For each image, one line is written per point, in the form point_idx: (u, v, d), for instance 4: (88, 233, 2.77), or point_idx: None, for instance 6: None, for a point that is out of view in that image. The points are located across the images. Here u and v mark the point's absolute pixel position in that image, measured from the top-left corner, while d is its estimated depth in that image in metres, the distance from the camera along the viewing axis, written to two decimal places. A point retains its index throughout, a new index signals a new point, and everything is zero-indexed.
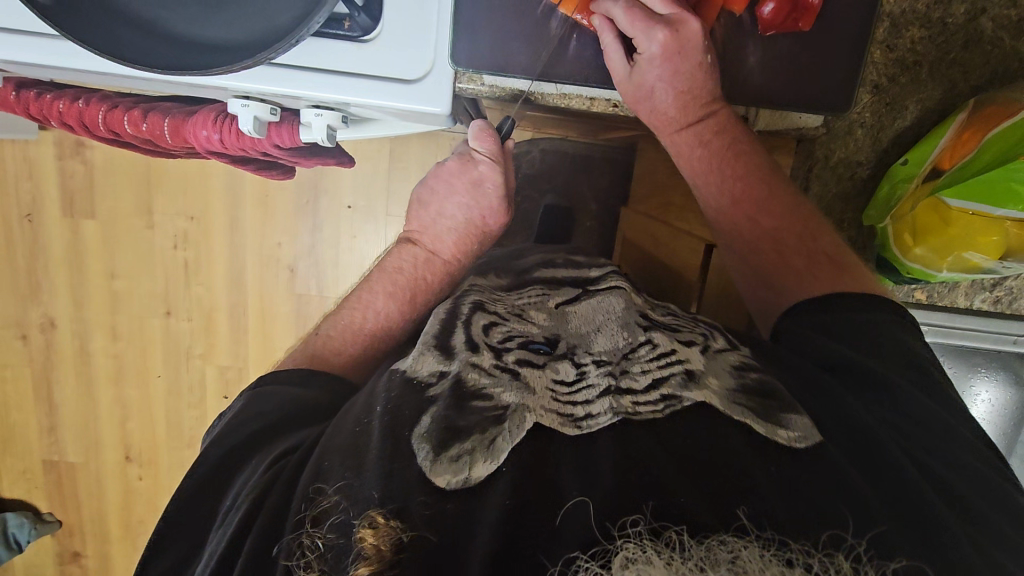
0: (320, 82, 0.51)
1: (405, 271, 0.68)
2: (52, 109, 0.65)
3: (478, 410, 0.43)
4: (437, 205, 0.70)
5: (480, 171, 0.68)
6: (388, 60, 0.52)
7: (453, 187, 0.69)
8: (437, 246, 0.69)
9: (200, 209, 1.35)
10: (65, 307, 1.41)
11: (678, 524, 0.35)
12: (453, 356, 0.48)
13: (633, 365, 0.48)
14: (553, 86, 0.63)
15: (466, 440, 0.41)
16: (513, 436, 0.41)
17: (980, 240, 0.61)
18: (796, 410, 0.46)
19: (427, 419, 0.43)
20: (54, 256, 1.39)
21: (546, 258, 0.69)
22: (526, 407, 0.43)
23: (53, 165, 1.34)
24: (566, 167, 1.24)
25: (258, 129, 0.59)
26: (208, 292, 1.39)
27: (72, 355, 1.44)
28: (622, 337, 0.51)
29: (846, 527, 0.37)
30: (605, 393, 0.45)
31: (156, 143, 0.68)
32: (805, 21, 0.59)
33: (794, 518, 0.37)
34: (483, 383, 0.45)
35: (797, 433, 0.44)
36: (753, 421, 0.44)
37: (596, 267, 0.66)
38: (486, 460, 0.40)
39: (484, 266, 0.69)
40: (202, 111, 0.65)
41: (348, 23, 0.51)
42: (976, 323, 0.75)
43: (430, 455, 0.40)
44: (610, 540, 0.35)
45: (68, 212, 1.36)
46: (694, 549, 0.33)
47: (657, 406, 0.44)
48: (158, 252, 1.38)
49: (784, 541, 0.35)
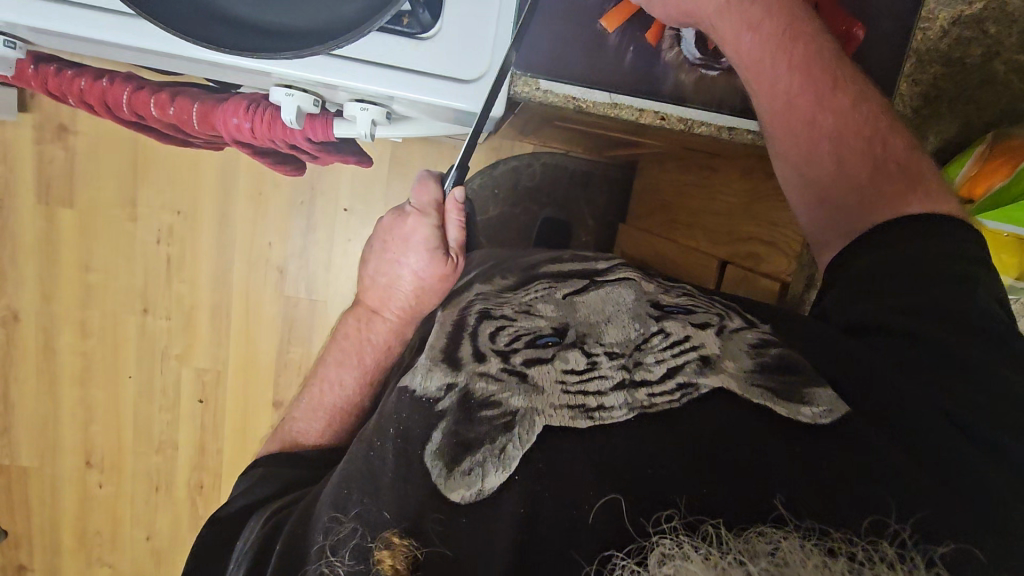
0: (375, 73, 0.51)
1: (352, 343, 0.60)
2: (72, 87, 0.62)
3: (487, 419, 0.41)
4: (375, 265, 0.61)
5: (409, 224, 0.58)
6: (445, 57, 0.52)
7: (386, 244, 0.59)
8: (379, 307, 0.60)
9: (188, 204, 1.30)
10: (31, 301, 1.34)
11: (714, 518, 0.35)
12: (461, 366, 0.45)
13: (647, 355, 0.43)
14: (606, 95, 0.57)
15: (476, 452, 0.40)
16: (523, 443, 0.39)
17: (1006, 260, 0.64)
18: (817, 382, 0.43)
19: (439, 435, 0.42)
20: (23, 246, 1.31)
21: (555, 256, 0.62)
22: (534, 410, 0.41)
23: (30, 149, 1.27)
24: (564, 182, 1.28)
25: (298, 118, 0.58)
26: (191, 290, 1.34)
27: (35, 352, 1.36)
28: (633, 327, 0.46)
29: (889, 513, 0.36)
30: (618, 386, 0.41)
31: (180, 128, 0.66)
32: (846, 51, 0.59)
33: (839, 510, 0.36)
34: (492, 390, 0.43)
35: (821, 408, 0.41)
36: (771, 403, 0.41)
37: (602, 262, 0.60)
38: (497, 470, 0.39)
39: (489, 266, 0.61)
40: (232, 98, 0.63)
41: (408, 19, 0.51)
42: None
43: (444, 471, 0.40)
44: (645, 536, 0.35)
45: (44, 200, 1.29)
46: (733, 542, 0.33)
47: (673, 395, 0.41)
48: (139, 247, 1.32)
49: (822, 529, 0.35)
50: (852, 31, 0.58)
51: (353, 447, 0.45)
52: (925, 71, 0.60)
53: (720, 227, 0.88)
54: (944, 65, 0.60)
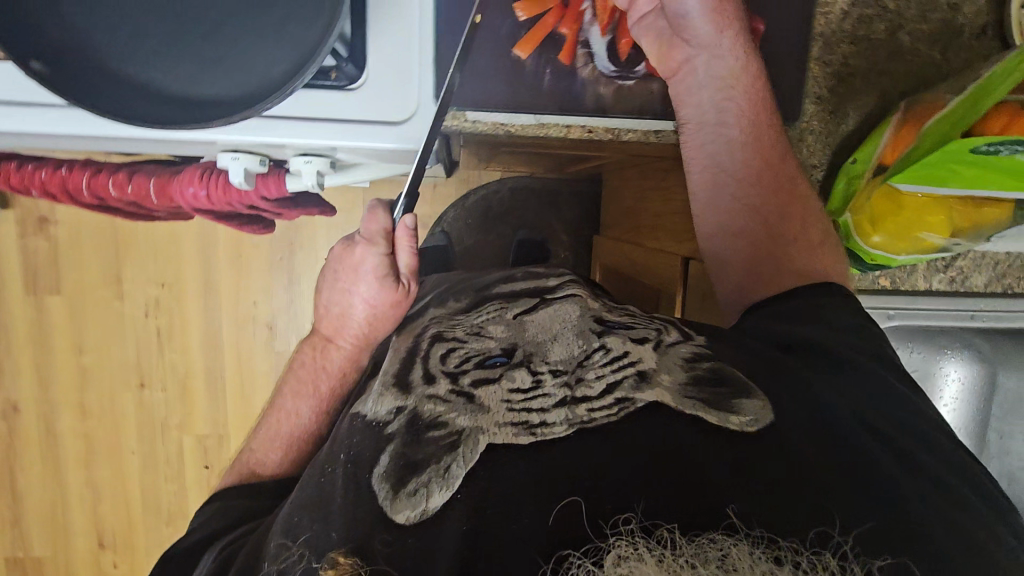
0: (314, 127, 0.54)
1: (308, 367, 0.58)
2: (34, 179, 0.65)
3: (433, 439, 0.40)
4: (328, 294, 0.58)
5: (358, 255, 0.56)
6: (376, 104, 0.54)
7: (337, 275, 0.58)
8: (332, 334, 0.58)
9: (172, 275, 1.33)
10: (29, 390, 1.35)
11: (669, 522, 0.35)
12: (411, 390, 0.44)
13: (590, 370, 0.43)
14: (533, 116, 0.59)
15: (422, 472, 0.38)
16: (467, 461, 0.38)
17: (932, 222, 0.58)
18: (750, 393, 0.43)
19: (386, 457, 0.40)
20: (15, 337, 1.34)
21: (506, 277, 0.63)
22: (479, 428, 0.40)
23: (13, 242, 1.30)
24: (534, 203, 1.30)
25: (247, 179, 0.60)
26: (183, 358, 1.36)
27: (38, 440, 1.37)
28: (580, 341, 0.45)
29: (833, 525, 0.36)
30: (560, 403, 0.40)
31: (141, 204, 0.68)
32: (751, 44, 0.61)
33: (789, 518, 0.36)
34: (439, 411, 0.42)
35: (749, 417, 0.42)
36: (701, 411, 0.41)
37: (554, 279, 0.60)
38: (442, 489, 0.38)
39: (445, 287, 0.62)
40: (187, 168, 0.66)
41: (334, 73, 0.53)
42: (937, 300, 0.72)
43: (390, 493, 0.38)
44: (602, 537, 0.35)
45: (31, 290, 1.32)
46: (685, 546, 0.34)
47: (612, 409, 0.40)
48: (128, 323, 1.34)
49: (773, 538, 0.35)
50: (756, 27, 0.60)
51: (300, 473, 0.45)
52: (833, 52, 0.62)
53: (680, 224, 0.89)
54: (852, 43, 0.63)
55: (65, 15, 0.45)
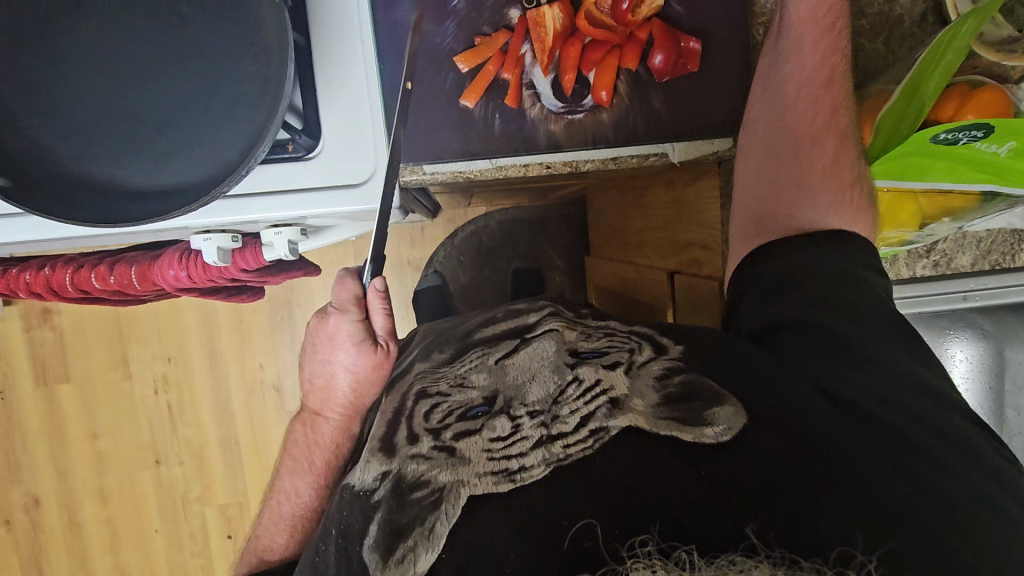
0: (276, 201, 0.55)
1: (300, 445, 0.60)
2: (20, 282, 0.67)
3: (418, 499, 0.38)
4: (310, 366, 0.59)
5: (331, 325, 0.56)
6: (335, 169, 0.56)
7: (314, 344, 0.58)
8: (320, 408, 0.59)
9: (177, 349, 1.35)
10: (49, 481, 1.36)
11: (688, 543, 0.31)
12: (395, 452, 0.42)
13: (566, 404, 0.40)
14: (487, 161, 0.60)
15: (407, 537, 0.36)
16: (450, 518, 0.36)
17: (901, 215, 0.58)
18: (720, 401, 0.40)
19: (374, 526, 0.39)
20: (31, 430, 1.35)
21: (487, 316, 0.60)
22: (460, 481, 0.37)
23: (21, 338, 1.33)
24: (525, 232, 1.30)
25: (222, 257, 0.62)
26: (196, 430, 1.36)
27: (62, 531, 1.37)
28: (557, 377, 0.43)
29: (854, 544, 0.32)
30: (537, 444, 0.38)
31: (126, 291, 0.70)
32: (693, 63, 0.60)
33: (807, 539, 0.32)
34: (421, 470, 0.39)
35: (721, 426, 0.38)
36: (675, 431, 0.38)
37: (532, 312, 0.57)
38: (428, 550, 0.35)
39: (429, 344, 0.59)
40: (166, 253, 0.67)
41: (291, 145, 0.55)
42: (923, 286, 0.69)
43: (380, 564, 0.37)
44: (618, 558, 0.32)
45: (42, 382, 1.34)
46: (705, 569, 0.30)
47: (587, 442, 0.37)
48: (139, 402, 1.36)
49: (795, 560, 0.31)
50: (688, 46, 0.60)
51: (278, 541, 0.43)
52: None
53: (663, 239, 0.88)
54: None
55: (21, 128, 0.48)
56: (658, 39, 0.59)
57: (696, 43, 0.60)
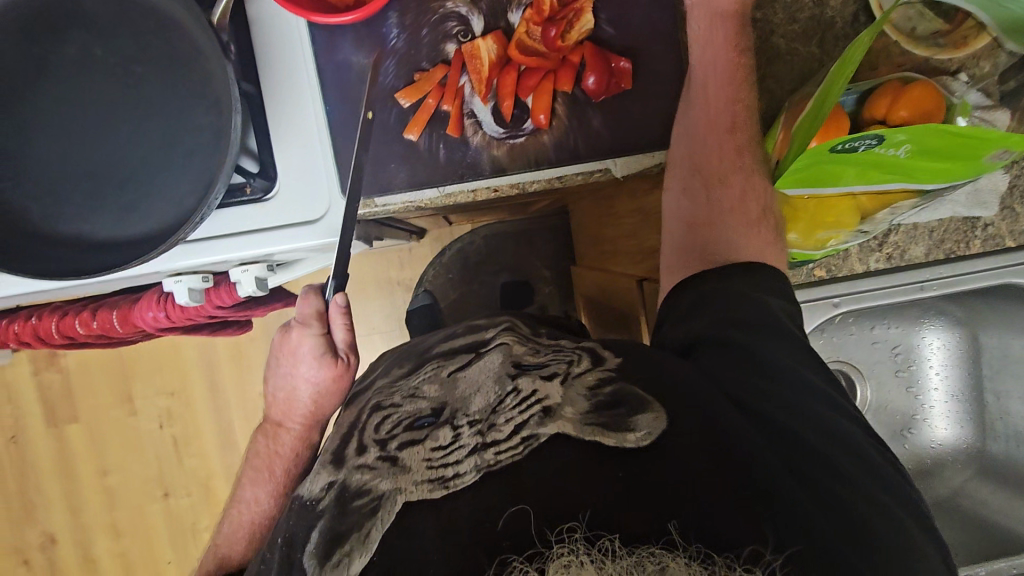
0: (237, 242, 0.58)
1: (262, 455, 0.63)
2: (9, 332, 0.71)
3: (359, 508, 0.38)
4: (274, 378, 0.64)
5: (294, 338, 0.61)
6: (290, 208, 0.58)
7: (277, 358, 0.63)
8: (280, 419, 0.64)
9: (178, 383, 1.38)
10: (63, 519, 1.40)
11: (612, 531, 0.33)
12: (343, 463, 0.43)
13: (503, 413, 0.40)
14: (436, 190, 0.62)
15: (344, 543, 0.37)
16: (385, 523, 0.37)
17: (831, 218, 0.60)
18: (648, 406, 0.41)
19: (315, 534, 0.39)
20: (43, 470, 1.39)
21: (452, 331, 0.57)
22: (398, 490, 0.38)
23: (30, 381, 1.38)
24: (510, 247, 1.32)
25: (194, 297, 0.64)
26: (202, 461, 1.39)
27: (78, 567, 1.40)
28: (496, 387, 0.43)
29: (765, 542, 0.35)
30: (470, 451, 0.38)
31: (110, 335, 0.73)
32: (625, 81, 0.62)
33: (718, 540, 0.34)
34: (364, 479, 0.40)
35: (642, 431, 0.39)
36: (598, 436, 0.38)
37: (492, 328, 0.55)
38: (361, 553, 0.36)
39: (396, 358, 0.57)
40: (144, 295, 0.70)
41: (248, 188, 0.57)
42: (877, 281, 0.70)
43: (317, 566, 0.37)
44: (547, 542, 0.33)
45: (51, 422, 1.39)
46: (624, 558, 0.32)
47: (518, 448, 0.38)
48: (144, 437, 1.39)
49: (709, 554, 0.33)
50: (620, 65, 0.62)
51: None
52: None
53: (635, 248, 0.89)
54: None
55: None
56: (589, 61, 0.61)
57: (626, 62, 0.62)
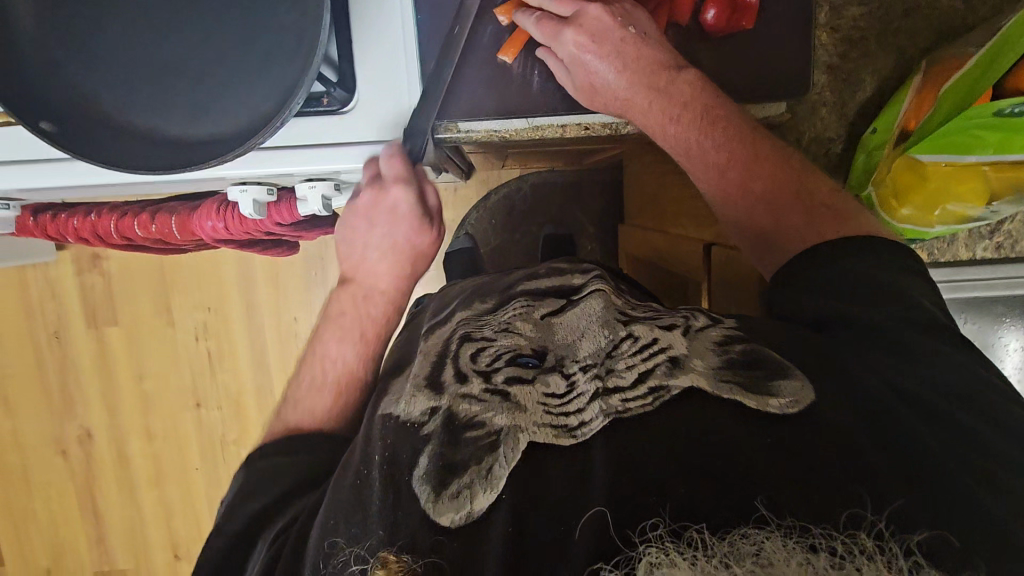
0: (311, 152, 0.55)
1: (352, 312, 0.61)
2: (67, 227, 0.70)
3: (472, 440, 0.39)
4: (359, 238, 0.61)
5: (392, 198, 0.58)
6: (371, 123, 0.55)
7: (370, 220, 0.60)
8: (372, 282, 0.62)
9: (216, 299, 1.39)
10: (99, 417, 1.45)
11: (698, 522, 0.33)
12: (443, 389, 0.43)
13: (619, 362, 0.41)
14: (524, 120, 0.59)
15: (463, 474, 0.38)
16: (509, 461, 0.38)
17: (962, 188, 0.54)
18: (784, 371, 0.41)
19: (424, 458, 0.39)
20: (83, 369, 1.44)
21: (531, 270, 0.57)
22: (518, 427, 0.39)
23: (73, 282, 1.40)
24: (559, 197, 1.28)
25: (257, 210, 0.63)
26: (234, 377, 1.42)
27: (112, 463, 1.46)
28: (604, 333, 0.44)
29: (866, 505, 0.34)
30: (592, 396, 0.39)
31: (167, 240, 0.72)
32: (748, 18, 0.56)
33: (813, 505, 0.34)
34: (474, 411, 0.40)
35: (786, 399, 0.39)
36: (739, 395, 0.39)
37: (580, 272, 0.54)
38: (486, 490, 0.37)
39: (469, 293, 0.56)
40: (204, 203, 0.69)
41: (326, 98, 0.55)
42: (983, 271, 0.69)
43: (432, 494, 0.38)
44: (631, 546, 0.33)
45: (92, 323, 1.41)
46: (717, 546, 0.32)
47: (646, 398, 0.39)
48: (181, 347, 1.42)
49: (806, 527, 0.33)
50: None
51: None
52: (841, 16, 0.59)
53: (703, 210, 0.84)
54: (863, 4, 0.59)
55: (66, 76, 0.48)
56: None
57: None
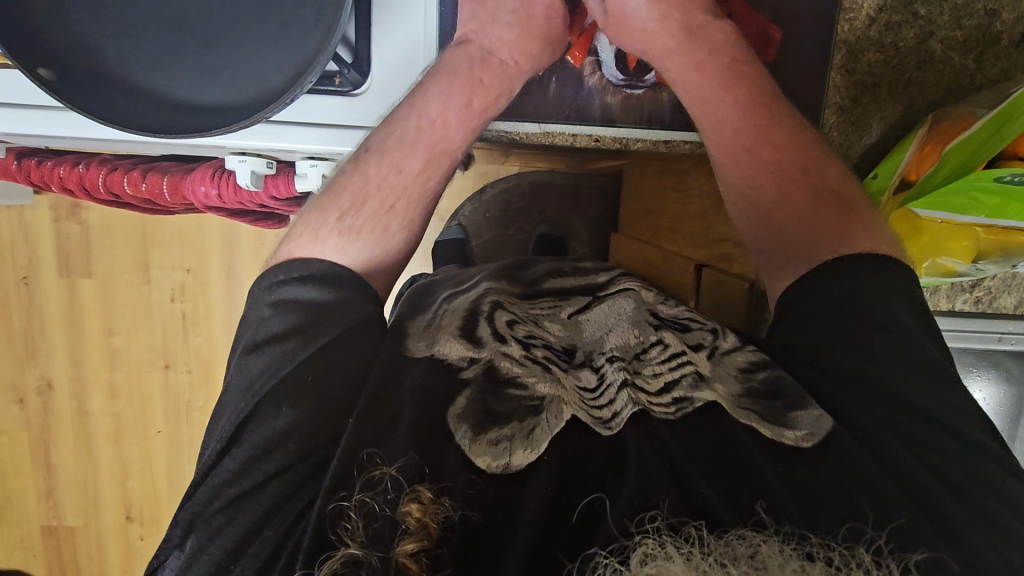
0: (320, 132, 0.55)
1: (405, 150, 0.52)
2: (53, 175, 0.68)
3: (515, 397, 0.44)
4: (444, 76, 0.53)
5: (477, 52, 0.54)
6: (378, 110, 0.55)
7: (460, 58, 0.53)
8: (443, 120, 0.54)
9: (197, 262, 1.36)
10: (62, 369, 1.41)
11: (697, 519, 0.35)
12: (481, 344, 0.47)
13: (645, 367, 0.48)
14: (536, 125, 0.60)
15: (504, 427, 0.41)
16: (552, 427, 0.42)
17: (952, 245, 0.57)
18: (805, 404, 0.46)
19: (463, 399, 0.43)
20: (50, 318, 1.39)
21: (555, 267, 0.63)
22: (561, 398, 0.44)
23: (49, 227, 1.35)
24: (554, 198, 1.27)
25: (255, 182, 0.62)
26: (207, 342, 1.40)
27: (71, 416, 1.43)
28: (634, 335, 0.50)
29: (865, 521, 0.38)
30: (623, 386, 0.45)
31: (156, 201, 0.70)
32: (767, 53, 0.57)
33: (817, 524, 0.38)
34: (516, 372, 0.45)
35: (804, 431, 0.44)
36: (759, 424, 0.44)
37: (604, 273, 0.62)
38: (525, 449, 0.40)
39: (492, 273, 0.60)
40: (199, 168, 0.67)
41: (338, 78, 0.54)
42: (958, 321, 0.71)
43: (469, 434, 0.41)
44: (628, 536, 0.35)
45: (64, 272, 1.37)
46: (714, 544, 0.33)
47: (669, 407, 0.44)
48: (155, 307, 1.39)
49: (804, 536, 0.35)
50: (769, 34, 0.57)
51: (253, 430, 0.42)
52: (858, 61, 0.59)
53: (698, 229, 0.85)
54: (879, 51, 0.59)
55: (71, 21, 0.47)
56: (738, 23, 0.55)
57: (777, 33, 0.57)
